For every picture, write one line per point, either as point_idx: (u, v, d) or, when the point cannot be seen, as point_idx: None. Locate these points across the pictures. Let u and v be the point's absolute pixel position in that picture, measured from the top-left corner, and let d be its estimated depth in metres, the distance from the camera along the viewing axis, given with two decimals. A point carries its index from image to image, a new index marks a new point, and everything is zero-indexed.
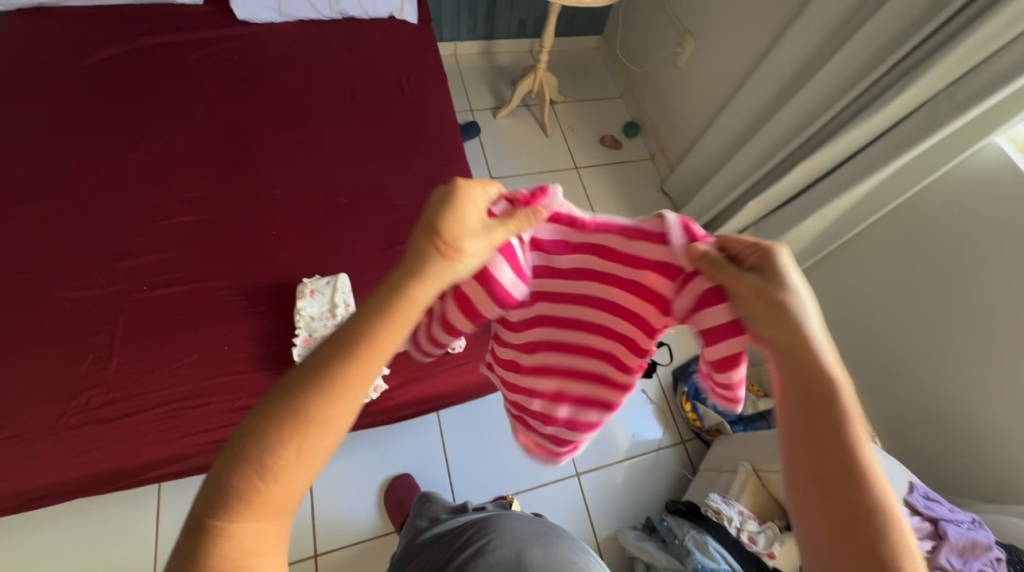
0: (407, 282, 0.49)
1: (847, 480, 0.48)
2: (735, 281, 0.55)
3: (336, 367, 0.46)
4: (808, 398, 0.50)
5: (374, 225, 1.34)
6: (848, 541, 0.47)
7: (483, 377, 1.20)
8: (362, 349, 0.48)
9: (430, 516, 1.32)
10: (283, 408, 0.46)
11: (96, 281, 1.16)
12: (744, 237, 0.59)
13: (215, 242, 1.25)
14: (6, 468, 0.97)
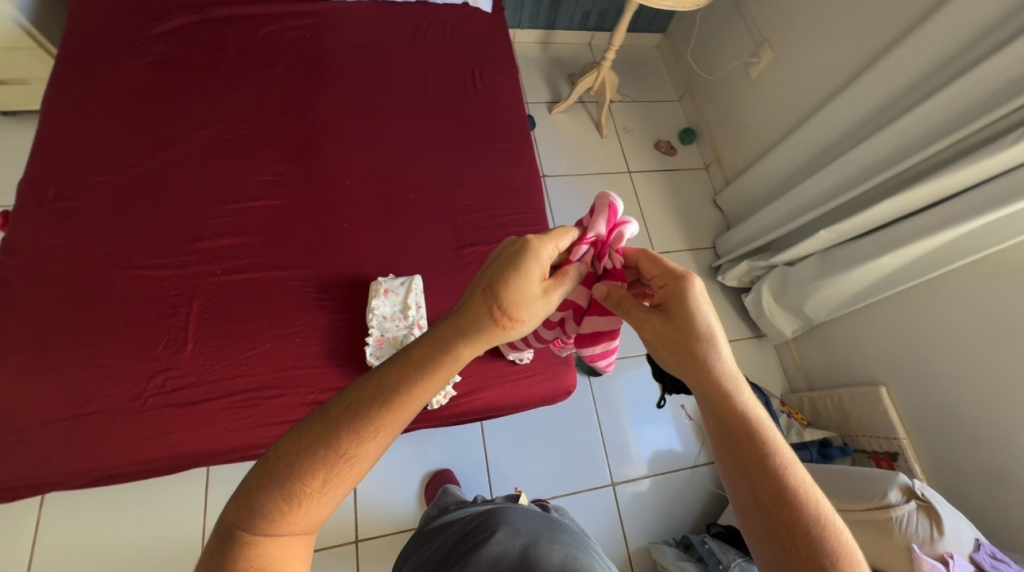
0: (451, 338, 0.60)
1: (748, 451, 0.62)
2: (646, 313, 0.71)
3: (378, 401, 0.55)
4: (708, 392, 0.66)
5: (446, 225, 1.32)
6: (762, 495, 0.60)
7: (547, 390, 1.19)
8: (408, 389, 0.56)
9: (442, 505, 1.34)
10: (321, 441, 0.53)
11: (171, 262, 1.16)
12: (653, 268, 0.76)
13: (289, 230, 1.24)
14: (87, 444, 0.98)
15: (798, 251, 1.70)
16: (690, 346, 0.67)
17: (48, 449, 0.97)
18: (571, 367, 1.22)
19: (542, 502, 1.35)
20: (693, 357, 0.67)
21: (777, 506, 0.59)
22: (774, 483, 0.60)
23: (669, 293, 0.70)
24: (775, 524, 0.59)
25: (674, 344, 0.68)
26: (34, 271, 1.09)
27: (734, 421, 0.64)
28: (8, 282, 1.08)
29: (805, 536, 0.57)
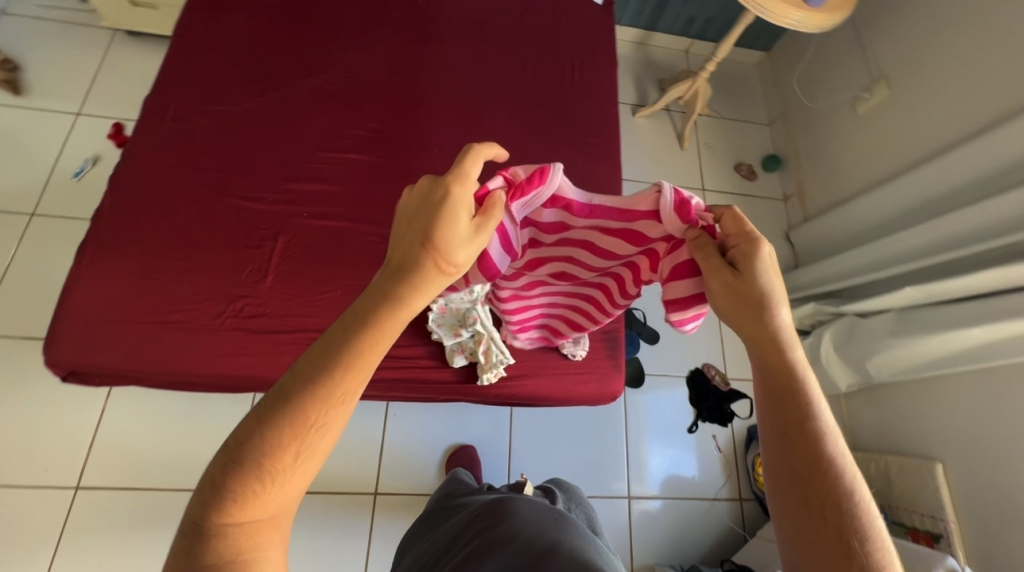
0: (395, 296, 0.55)
1: (798, 420, 0.63)
2: (714, 273, 0.68)
3: (326, 368, 0.52)
4: (767, 361, 0.66)
5: None
6: (802, 463, 0.63)
7: (595, 391, 1.19)
8: (360, 347, 0.53)
9: (450, 487, 1.24)
10: (277, 418, 0.51)
11: (265, 196, 1.22)
12: (733, 226, 0.68)
13: (374, 187, 1.28)
14: (168, 349, 1.06)
15: (874, 303, 1.63)
16: (758, 312, 0.65)
17: (135, 347, 1.05)
18: (621, 373, 1.21)
19: (552, 490, 1.24)
20: (756, 322, 0.65)
21: (814, 474, 0.62)
22: (814, 450, 0.62)
23: (739, 249, 0.66)
24: (809, 488, 0.62)
25: (738, 305, 0.66)
26: (147, 182, 1.18)
27: (783, 387, 0.65)
28: (123, 189, 1.16)
29: (836, 501, 0.61)
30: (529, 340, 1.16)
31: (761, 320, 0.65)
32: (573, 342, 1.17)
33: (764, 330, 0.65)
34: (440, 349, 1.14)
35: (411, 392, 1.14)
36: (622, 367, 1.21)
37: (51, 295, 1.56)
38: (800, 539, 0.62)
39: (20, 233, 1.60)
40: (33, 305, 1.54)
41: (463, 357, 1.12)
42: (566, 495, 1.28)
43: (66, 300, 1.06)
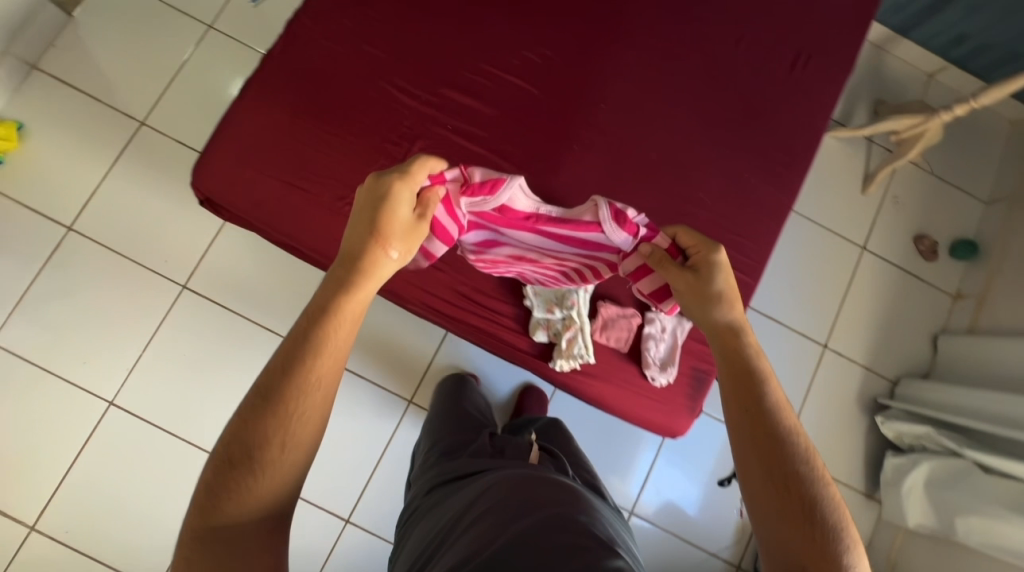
0: (354, 277, 0.68)
1: (756, 396, 0.68)
2: (678, 277, 0.81)
3: (320, 328, 0.64)
4: (725, 348, 0.73)
5: (663, 206, 1.17)
6: (763, 438, 0.66)
7: (659, 422, 1.11)
8: (345, 304, 0.66)
9: (452, 411, 1.31)
10: (266, 411, 0.60)
11: (417, 94, 1.16)
12: (688, 238, 0.82)
13: (524, 123, 1.17)
14: (289, 213, 1.09)
15: (1010, 465, 1.39)
16: (711, 305, 0.76)
17: (263, 202, 1.09)
18: (693, 416, 1.11)
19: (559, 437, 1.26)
20: (705, 315, 0.76)
21: (772, 447, 0.66)
22: (771, 423, 0.67)
23: (699, 258, 0.80)
24: (770, 465, 0.65)
25: (698, 302, 0.78)
26: (318, 40, 1.15)
27: (740, 367, 0.71)
28: (296, 40, 1.15)
29: (794, 473, 0.64)
30: (614, 345, 1.09)
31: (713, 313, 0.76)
32: (659, 367, 1.09)
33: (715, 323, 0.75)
34: (526, 315, 1.09)
35: (484, 345, 1.12)
36: (697, 410, 1.12)
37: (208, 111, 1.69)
38: (767, 520, 0.64)
39: (197, 42, 1.71)
40: (192, 114, 1.69)
41: (545, 335, 1.08)
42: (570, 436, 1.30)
43: (220, 134, 1.10)
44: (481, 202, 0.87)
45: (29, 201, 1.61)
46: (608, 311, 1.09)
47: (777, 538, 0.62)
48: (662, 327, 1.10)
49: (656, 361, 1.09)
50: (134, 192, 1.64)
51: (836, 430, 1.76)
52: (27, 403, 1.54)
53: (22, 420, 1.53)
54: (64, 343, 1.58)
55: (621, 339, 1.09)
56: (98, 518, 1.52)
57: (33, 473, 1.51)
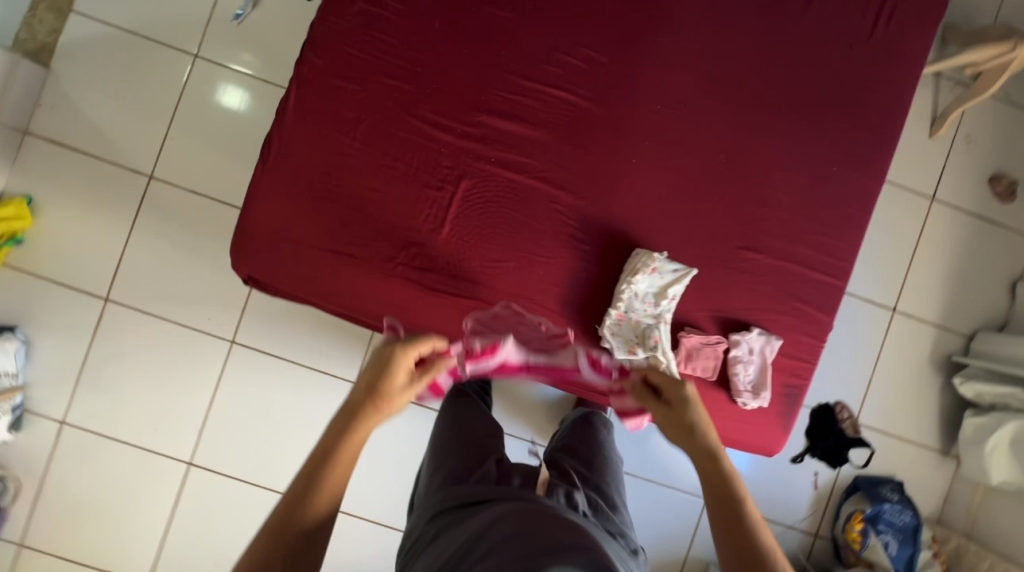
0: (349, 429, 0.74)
1: (734, 519, 0.70)
2: (653, 407, 0.86)
3: (329, 466, 0.70)
4: (705, 471, 0.75)
5: (737, 215, 1.07)
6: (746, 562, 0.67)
7: (752, 443, 1.08)
8: (349, 445, 0.73)
9: (456, 406, 1.00)
10: (258, 554, 0.63)
11: (452, 126, 1.03)
12: (659, 375, 0.88)
13: (574, 142, 1.05)
14: (340, 283, 1.02)
15: None
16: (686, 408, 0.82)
17: (310, 274, 1.02)
18: (787, 434, 1.07)
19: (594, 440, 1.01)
20: (681, 414, 0.82)
21: (739, 539, 0.68)
22: (737, 515, 0.70)
23: (669, 390, 0.84)
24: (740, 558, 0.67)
25: (676, 429, 0.81)
26: (333, 81, 1.02)
27: (721, 492, 0.73)
28: (309, 84, 1.02)
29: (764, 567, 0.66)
30: (701, 374, 1.04)
31: (689, 411, 0.81)
32: (751, 391, 1.04)
33: (686, 421, 0.80)
34: (605, 356, 1.04)
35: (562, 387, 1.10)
36: (790, 426, 1.07)
37: (213, 151, 1.58)
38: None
39: (186, 75, 1.57)
40: (197, 157, 1.58)
41: (628, 374, 1.02)
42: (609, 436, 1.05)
43: (250, 207, 1.02)
44: (482, 363, 1.01)
45: (57, 277, 1.56)
46: (691, 341, 1.03)
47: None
48: (750, 349, 1.04)
49: (746, 385, 1.04)
50: (158, 250, 1.58)
51: (909, 394, 1.71)
52: (107, 473, 1.57)
53: (107, 490, 1.57)
54: (130, 412, 1.59)
55: (708, 368, 1.03)
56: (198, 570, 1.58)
57: (128, 538, 1.57)
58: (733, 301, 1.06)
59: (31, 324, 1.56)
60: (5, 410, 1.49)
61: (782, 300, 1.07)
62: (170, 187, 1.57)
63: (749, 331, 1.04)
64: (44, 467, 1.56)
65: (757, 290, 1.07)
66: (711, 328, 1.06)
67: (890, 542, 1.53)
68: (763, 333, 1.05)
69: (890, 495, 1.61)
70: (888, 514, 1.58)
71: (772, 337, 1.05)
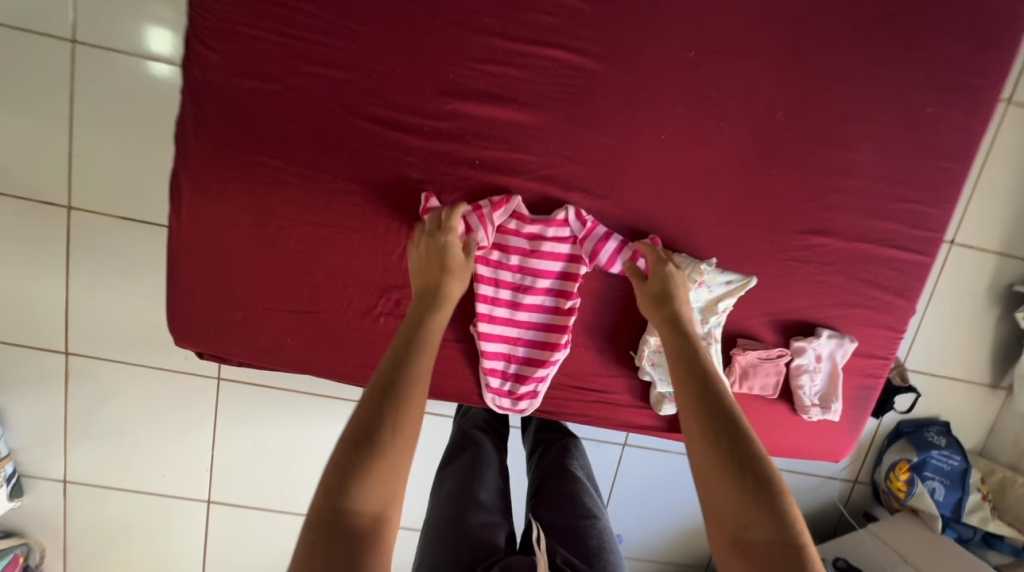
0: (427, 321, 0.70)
1: (710, 386, 0.65)
2: (641, 283, 0.79)
3: (385, 419, 0.59)
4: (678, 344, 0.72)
5: (801, 191, 0.83)
6: (714, 423, 0.61)
7: (819, 454, 0.93)
8: (405, 397, 0.61)
9: (459, 486, 0.87)
10: (360, 442, 0.57)
11: (416, 121, 0.76)
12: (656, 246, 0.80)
13: (582, 123, 0.78)
14: (311, 346, 0.82)
15: None
16: (659, 307, 0.76)
17: (274, 343, 0.82)
18: (856, 440, 0.93)
19: (581, 498, 0.88)
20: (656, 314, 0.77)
21: (726, 435, 0.60)
22: (726, 411, 0.62)
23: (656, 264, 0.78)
24: (724, 455, 0.59)
25: (650, 300, 0.78)
26: (241, 83, 0.73)
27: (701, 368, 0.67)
28: (209, 92, 0.73)
29: (753, 461, 0.58)
30: (760, 393, 0.87)
31: (663, 311, 0.76)
32: (819, 404, 0.88)
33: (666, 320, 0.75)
34: (644, 386, 0.87)
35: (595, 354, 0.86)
36: (861, 429, 0.93)
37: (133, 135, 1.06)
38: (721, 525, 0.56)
39: None
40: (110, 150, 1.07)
41: (673, 406, 0.86)
42: (589, 486, 0.93)
43: (178, 271, 0.79)
44: (493, 218, 0.78)
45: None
46: (747, 358, 0.85)
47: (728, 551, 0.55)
48: (817, 357, 0.86)
49: (813, 398, 0.88)
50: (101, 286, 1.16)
51: (971, 329, 1.47)
52: (127, 523, 1.43)
53: (132, 537, 1.44)
54: (132, 466, 1.37)
55: (769, 385, 0.87)
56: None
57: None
58: (796, 301, 0.86)
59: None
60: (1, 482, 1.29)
61: (855, 291, 0.87)
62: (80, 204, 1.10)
63: (818, 336, 0.86)
64: (64, 524, 1.41)
65: (825, 282, 0.86)
66: (769, 336, 0.87)
67: (937, 489, 1.42)
68: (835, 336, 0.86)
69: (937, 441, 1.46)
70: (941, 461, 1.43)
71: (845, 339, 0.86)
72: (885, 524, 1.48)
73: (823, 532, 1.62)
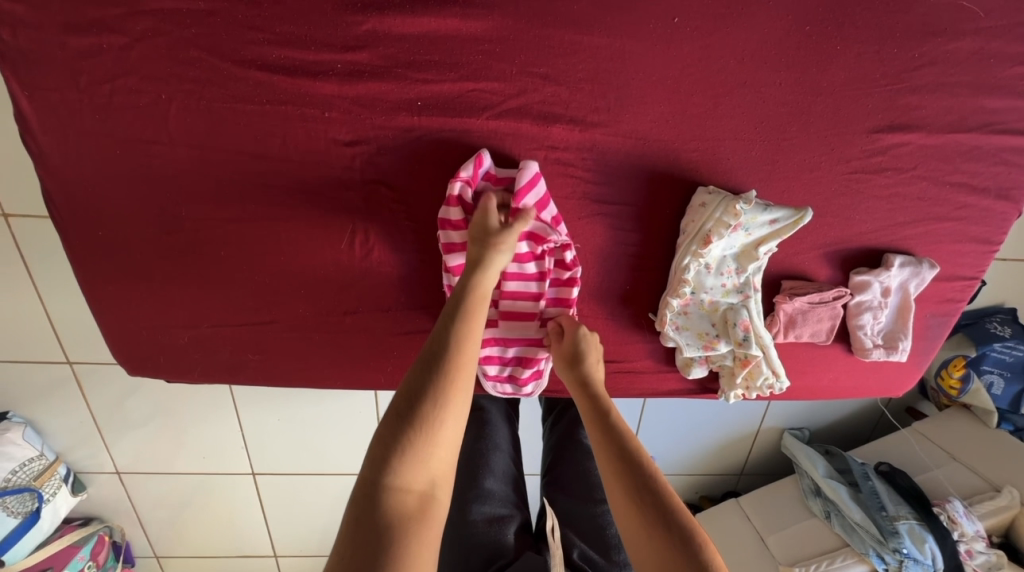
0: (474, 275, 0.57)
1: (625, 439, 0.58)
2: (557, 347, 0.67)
3: (439, 372, 0.51)
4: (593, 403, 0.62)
5: (875, 73, 0.59)
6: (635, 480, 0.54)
7: (876, 392, 0.81)
8: (450, 375, 0.51)
9: (462, 472, 0.76)
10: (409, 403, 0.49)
11: (322, 58, 0.54)
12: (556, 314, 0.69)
13: (557, 20, 0.54)
14: (276, 357, 0.71)
15: None
16: (570, 366, 0.65)
17: (235, 360, 0.71)
18: (923, 371, 0.79)
19: (597, 478, 0.76)
20: (568, 370, 0.65)
21: (654, 497, 0.52)
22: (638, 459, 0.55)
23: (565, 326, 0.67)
24: (640, 496, 0.53)
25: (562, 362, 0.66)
26: (73, 41, 0.52)
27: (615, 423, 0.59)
28: (34, 62, 0.52)
29: (675, 520, 0.50)
30: (810, 341, 0.73)
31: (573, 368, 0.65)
32: (883, 345, 0.73)
33: (575, 377, 0.65)
34: (668, 350, 0.73)
35: (609, 319, 0.71)
36: (931, 359, 0.79)
37: None
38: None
39: None
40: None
41: (704, 368, 0.72)
42: None
43: (99, 299, 0.66)
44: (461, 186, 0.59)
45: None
46: (795, 306, 0.69)
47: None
48: (885, 292, 0.69)
49: (876, 338, 0.73)
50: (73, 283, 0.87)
51: None
52: (184, 499, 1.21)
53: (194, 505, 1.22)
54: (173, 449, 1.13)
55: (822, 331, 0.71)
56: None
57: (247, 544, 1.31)
58: (859, 223, 0.67)
59: (11, 399, 1.00)
60: (57, 485, 1.06)
61: (942, 200, 0.66)
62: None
63: (889, 267, 0.68)
64: (131, 502, 1.20)
65: (900, 195, 0.66)
66: (822, 272, 0.70)
67: (995, 384, 1.05)
68: (909, 264, 0.68)
69: (1000, 333, 1.05)
70: (995, 347, 1.05)
71: (924, 266, 0.68)
72: (929, 423, 1.14)
73: (853, 438, 1.28)
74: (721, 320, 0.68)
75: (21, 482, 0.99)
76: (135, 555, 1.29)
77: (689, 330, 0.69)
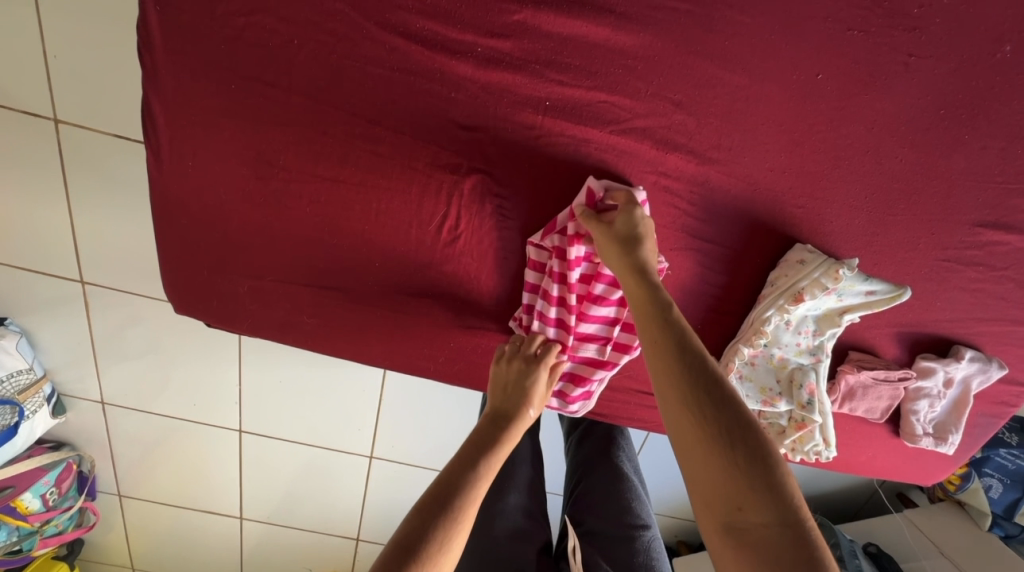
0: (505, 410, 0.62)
1: (689, 348, 0.50)
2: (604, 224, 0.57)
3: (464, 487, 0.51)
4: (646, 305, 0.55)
5: (995, 168, 0.59)
6: (701, 397, 0.47)
7: (905, 477, 0.81)
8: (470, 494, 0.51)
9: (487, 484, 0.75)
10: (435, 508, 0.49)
11: (464, 38, 0.53)
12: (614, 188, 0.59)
13: (705, 51, 0.54)
14: (328, 324, 0.69)
15: None
16: (624, 248, 0.56)
17: (288, 318, 0.69)
18: (958, 465, 0.79)
19: (626, 502, 0.74)
20: (621, 254, 0.57)
21: (723, 415, 0.46)
22: (707, 370, 0.48)
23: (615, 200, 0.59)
24: (712, 425, 0.46)
25: (610, 244, 0.57)
26: None
27: (679, 332, 0.52)
28: None
29: (745, 434, 0.44)
30: (863, 416, 0.72)
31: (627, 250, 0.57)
32: (932, 434, 0.73)
33: (630, 261, 0.56)
34: None
35: None
36: (970, 454, 0.78)
37: None
38: (712, 511, 0.44)
39: None
40: None
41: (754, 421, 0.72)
42: (638, 486, 0.78)
43: (164, 230, 0.63)
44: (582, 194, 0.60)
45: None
46: (859, 378, 0.69)
47: (723, 542, 0.43)
48: (948, 383, 0.69)
49: (927, 426, 0.73)
50: (123, 207, 0.83)
51: None
52: (169, 443, 1.17)
53: (178, 450, 1.18)
54: (173, 392, 1.09)
55: (877, 409, 0.71)
56: (303, 548, 1.34)
57: (217, 499, 1.26)
58: (939, 311, 0.67)
59: (17, 307, 0.94)
60: (40, 403, 1.00)
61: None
62: (55, 63, 0.71)
63: (958, 359, 0.68)
64: (111, 435, 1.15)
65: (985, 292, 0.66)
66: (890, 351, 0.70)
67: (993, 488, 1.02)
68: (979, 360, 0.68)
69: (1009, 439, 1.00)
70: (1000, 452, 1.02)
71: (992, 365, 0.68)
72: (923, 514, 1.12)
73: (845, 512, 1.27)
74: (787, 379, 0.67)
75: (5, 394, 0.93)
76: (100, 489, 1.23)
77: (753, 382, 0.69)
